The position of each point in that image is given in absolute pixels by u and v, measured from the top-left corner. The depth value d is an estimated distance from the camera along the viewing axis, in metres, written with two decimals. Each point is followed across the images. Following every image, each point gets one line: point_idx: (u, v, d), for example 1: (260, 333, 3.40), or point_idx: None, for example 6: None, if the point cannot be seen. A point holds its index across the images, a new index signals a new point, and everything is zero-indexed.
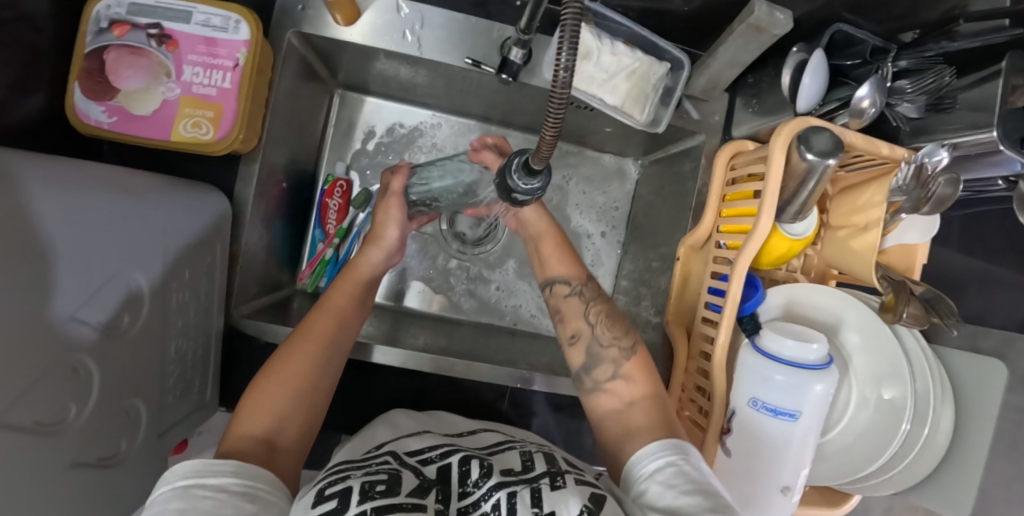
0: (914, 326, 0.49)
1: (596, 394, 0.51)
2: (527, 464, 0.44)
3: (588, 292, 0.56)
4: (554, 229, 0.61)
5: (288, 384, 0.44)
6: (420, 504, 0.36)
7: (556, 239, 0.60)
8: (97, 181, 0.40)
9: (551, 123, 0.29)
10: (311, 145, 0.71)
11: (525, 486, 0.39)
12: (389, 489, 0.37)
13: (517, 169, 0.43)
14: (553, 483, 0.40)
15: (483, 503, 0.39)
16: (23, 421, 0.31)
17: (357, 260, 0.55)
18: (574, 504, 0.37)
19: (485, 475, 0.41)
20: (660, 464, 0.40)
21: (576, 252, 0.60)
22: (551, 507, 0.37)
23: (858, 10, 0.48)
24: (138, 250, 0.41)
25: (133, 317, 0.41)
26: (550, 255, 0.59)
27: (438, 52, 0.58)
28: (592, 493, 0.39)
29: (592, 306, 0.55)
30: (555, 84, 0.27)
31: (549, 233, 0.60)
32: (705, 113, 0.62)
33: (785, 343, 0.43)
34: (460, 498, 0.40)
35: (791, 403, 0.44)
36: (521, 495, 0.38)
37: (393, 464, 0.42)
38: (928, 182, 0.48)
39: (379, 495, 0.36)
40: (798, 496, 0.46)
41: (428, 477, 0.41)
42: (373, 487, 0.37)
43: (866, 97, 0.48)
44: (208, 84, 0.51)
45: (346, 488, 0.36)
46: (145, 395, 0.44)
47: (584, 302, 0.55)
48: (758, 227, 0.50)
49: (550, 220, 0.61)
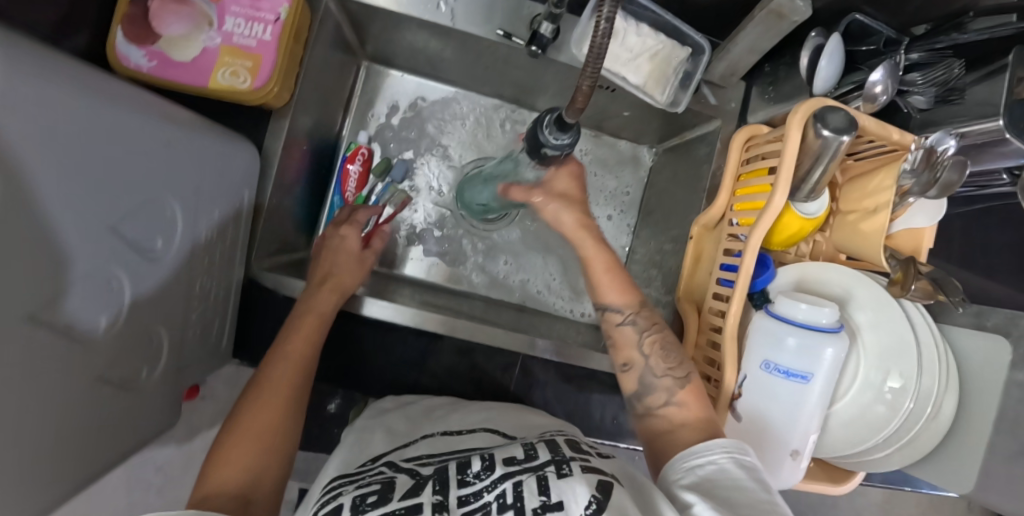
0: (923, 299, 0.52)
1: (649, 418, 0.51)
2: (530, 453, 0.44)
3: (642, 322, 0.53)
4: (603, 250, 0.56)
5: (258, 438, 0.45)
6: (414, 505, 0.37)
7: (605, 263, 0.55)
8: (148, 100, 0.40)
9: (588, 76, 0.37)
10: (336, 113, 0.73)
11: (530, 476, 0.40)
12: (381, 498, 0.39)
13: (548, 124, 0.45)
14: (559, 471, 0.40)
15: (485, 493, 0.39)
16: (58, 321, 0.32)
17: (312, 307, 0.54)
18: (582, 493, 0.37)
19: (486, 468, 0.42)
20: (703, 459, 0.43)
21: (629, 274, 0.56)
22: (558, 496, 0.37)
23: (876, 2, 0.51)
24: (173, 178, 0.42)
25: (166, 243, 0.42)
26: (603, 279, 0.55)
27: (470, 23, 0.59)
28: (598, 480, 0.40)
29: (646, 337, 0.53)
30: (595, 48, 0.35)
31: (597, 255, 0.55)
32: (722, 100, 0.64)
33: (798, 307, 0.45)
34: (460, 487, 0.40)
35: (804, 365, 0.46)
36: (526, 485, 0.39)
37: (388, 472, 0.43)
38: (936, 164, 0.50)
39: (370, 507, 0.38)
40: (806, 461, 0.48)
41: (424, 475, 0.42)
42: (364, 501, 0.39)
43: (880, 83, 0.50)
44: (249, 35, 0.53)
45: (339, 505, 0.39)
46: (167, 325, 0.44)
47: (638, 333, 0.53)
48: (772, 202, 0.52)
49: (598, 241, 0.56)
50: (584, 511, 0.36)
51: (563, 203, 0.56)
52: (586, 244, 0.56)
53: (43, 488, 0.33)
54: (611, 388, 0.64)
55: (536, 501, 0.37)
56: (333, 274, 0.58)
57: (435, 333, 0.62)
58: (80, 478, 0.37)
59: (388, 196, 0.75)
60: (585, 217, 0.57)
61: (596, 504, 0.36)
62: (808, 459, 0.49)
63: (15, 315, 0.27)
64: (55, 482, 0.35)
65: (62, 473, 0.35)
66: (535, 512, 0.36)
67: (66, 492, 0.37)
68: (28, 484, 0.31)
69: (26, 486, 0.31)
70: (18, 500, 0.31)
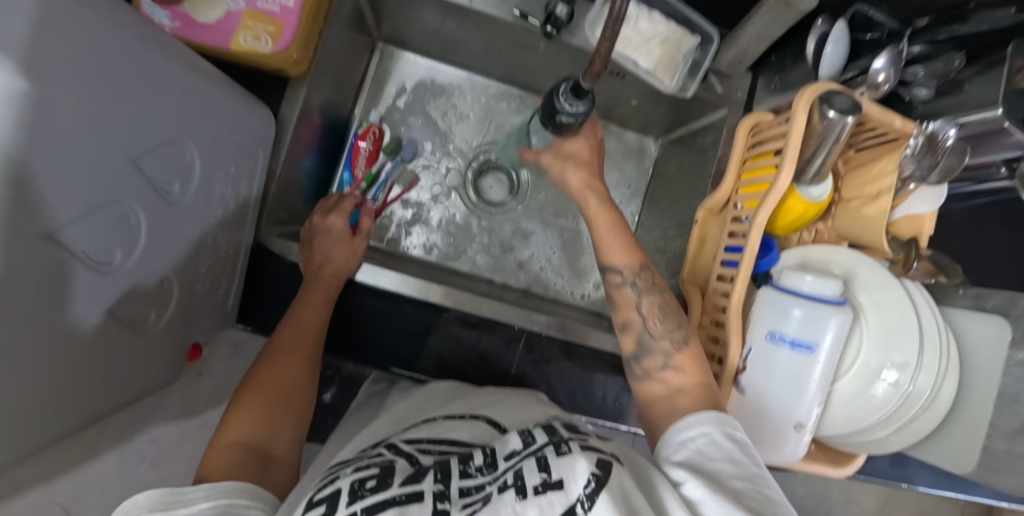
0: (925, 277, 0.56)
1: (646, 381, 0.52)
2: (527, 439, 0.42)
3: (642, 283, 0.55)
4: (608, 210, 0.59)
5: (273, 397, 0.47)
6: (415, 492, 0.36)
7: (610, 223, 0.58)
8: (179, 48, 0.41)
9: (599, 60, 0.40)
10: (350, 90, 0.74)
11: (529, 458, 0.38)
12: (381, 482, 0.37)
13: (565, 92, 0.46)
14: (558, 449, 0.39)
15: (487, 487, 0.38)
16: (76, 246, 0.32)
17: (315, 287, 0.57)
18: (581, 470, 0.36)
19: (490, 465, 0.41)
20: (693, 431, 0.44)
21: (632, 235, 0.58)
22: (558, 474, 0.36)
23: None
24: (192, 124, 0.42)
25: (182, 187, 0.43)
26: (605, 239, 0.58)
27: (487, 4, 0.61)
28: (598, 458, 0.38)
29: (646, 298, 0.54)
30: (606, 34, 0.37)
31: (603, 215, 0.59)
32: (729, 89, 0.66)
33: (803, 279, 0.50)
34: (462, 479, 0.39)
35: (809, 335, 0.49)
36: (526, 465, 0.38)
37: (387, 455, 0.42)
38: (936, 148, 0.51)
39: (371, 492, 0.35)
40: (809, 435, 0.51)
41: (425, 464, 0.41)
42: (363, 485, 0.36)
43: (882, 71, 0.53)
44: (272, 1, 0.54)
45: (337, 491, 0.37)
46: (175, 273, 0.45)
47: (637, 294, 0.55)
48: (778, 182, 0.52)
49: (603, 199, 0.60)
50: (583, 491, 0.34)
51: (570, 164, 0.61)
52: (592, 204, 0.60)
53: (45, 415, 0.33)
54: (613, 368, 0.65)
55: (536, 480, 0.36)
56: (327, 260, 0.60)
57: (441, 306, 0.62)
58: (78, 413, 0.37)
59: (397, 175, 0.77)
60: (592, 179, 0.62)
61: (596, 483, 0.35)
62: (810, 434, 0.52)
63: (31, 229, 0.27)
64: (59, 411, 0.35)
65: (65, 404, 0.35)
66: (536, 491, 0.35)
67: (68, 426, 0.37)
68: (32, 406, 0.31)
69: (28, 407, 0.31)
70: (20, 420, 0.31)
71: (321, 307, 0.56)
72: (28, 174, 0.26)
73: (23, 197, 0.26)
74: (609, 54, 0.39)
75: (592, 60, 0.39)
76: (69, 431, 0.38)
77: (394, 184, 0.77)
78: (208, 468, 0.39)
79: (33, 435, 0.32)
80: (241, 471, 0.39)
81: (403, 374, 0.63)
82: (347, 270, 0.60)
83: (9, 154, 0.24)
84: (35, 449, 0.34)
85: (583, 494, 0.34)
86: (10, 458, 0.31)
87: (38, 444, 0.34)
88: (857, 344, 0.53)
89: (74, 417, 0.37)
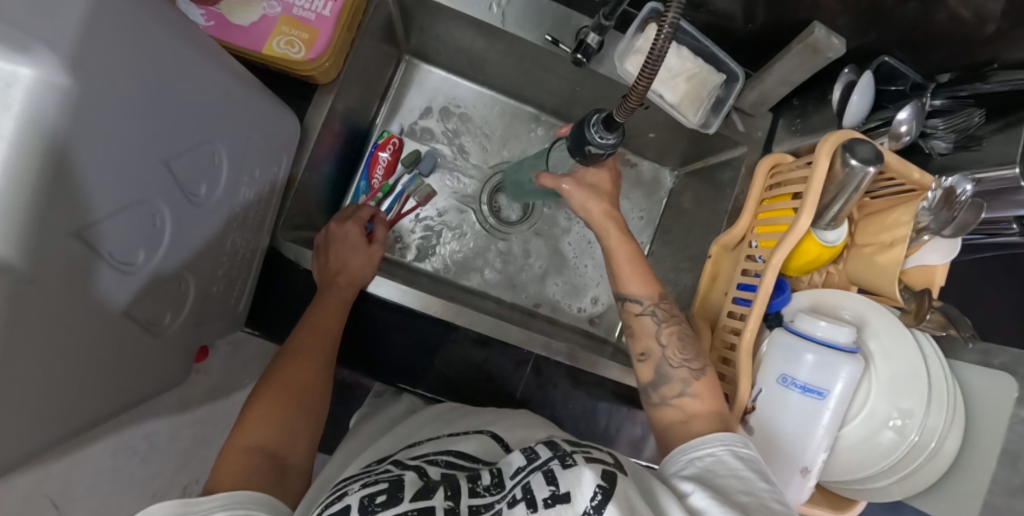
0: (936, 330, 0.56)
1: (663, 408, 0.52)
2: (529, 453, 0.41)
3: (660, 313, 0.55)
4: (627, 240, 0.58)
5: (287, 405, 0.47)
6: (426, 508, 0.35)
7: (629, 252, 0.58)
8: (222, 56, 0.41)
9: (636, 96, 0.39)
10: (374, 101, 0.75)
11: (537, 472, 0.38)
12: (392, 498, 0.36)
13: (596, 123, 0.47)
14: (563, 462, 0.39)
15: (496, 506, 0.37)
16: (104, 245, 0.32)
17: (328, 298, 0.57)
18: (588, 482, 0.36)
19: (497, 483, 0.40)
20: (702, 451, 0.45)
21: (648, 266, 0.58)
22: (566, 487, 0.36)
23: (905, 39, 0.55)
24: (224, 127, 0.42)
25: (208, 189, 0.43)
26: (623, 269, 0.57)
27: (519, 28, 0.62)
28: (603, 469, 0.38)
29: (664, 327, 0.55)
30: (644, 71, 0.37)
31: (621, 245, 0.58)
32: (750, 128, 0.67)
33: (817, 323, 0.50)
34: (471, 497, 0.38)
35: (821, 381, 0.49)
36: (533, 479, 0.37)
37: (395, 469, 0.41)
38: (953, 204, 0.51)
39: (381, 508, 0.35)
40: (814, 479, 0.51)
41: (433, 477, 0.40)
42: (373, 501, 0.36)
43: (904, 123, 0.55)
44: (309, 9, 0.54)
45: (346, 507, 0.37)
46: (195, 272, 0.45)
47: (656, 322, 0.55)
48: (795, 225, 0.52)
49: (626, 230, 0.59)
50: (589, 503, 0.34)
51: (591, 193, 0.59)
52: (611, 233, 0.59)
53: (75, 405, 0.34)
54: (618, 397, 0.67)
55: (545, 492, 0.35)
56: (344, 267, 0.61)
57: (453, 322, 0.62)
58: (95, 410, 0.37)
59: (414, 187, 0.77)
60: (612, 208, 0.60)
61: (602, 494, 0.35)
62: (815, 480, 0.52)
63: (64, 227, 0.27)
64: (80, 407, 0.35)
65: (83, 400, 0.35)
66: (545, 504, 0.34)
67: (92, 418, 0.37)
68: (56, 400, 0.32)
69: (56, 399, 0.32)
70: (50, 410, 0.31)
71: (337, 315, 0.56)
72: (65, 177, 0.26)
73: (60, 195, 0.26)
74: (648, 90, 0.38)
75: (628, 97, 0.39)
76: (88, 426, 0.38)
77: (409, 196, 0.77)
78: (223, 472, 0.40)
79: (55, 430, 0.33)
80: (253, 478, 0.40)
81: (411, 391, 0.64)
82: (363, 279, 0.61)
83: (48, 148, 0.24)
84: (47, 447, 0.33)
85: (590, 506, 0.34)
86: (42, 443, 0.32)
87: (59, 438, 0.34)
88: (865, 392, 0.53)
89: (94, 413, 0.37)
